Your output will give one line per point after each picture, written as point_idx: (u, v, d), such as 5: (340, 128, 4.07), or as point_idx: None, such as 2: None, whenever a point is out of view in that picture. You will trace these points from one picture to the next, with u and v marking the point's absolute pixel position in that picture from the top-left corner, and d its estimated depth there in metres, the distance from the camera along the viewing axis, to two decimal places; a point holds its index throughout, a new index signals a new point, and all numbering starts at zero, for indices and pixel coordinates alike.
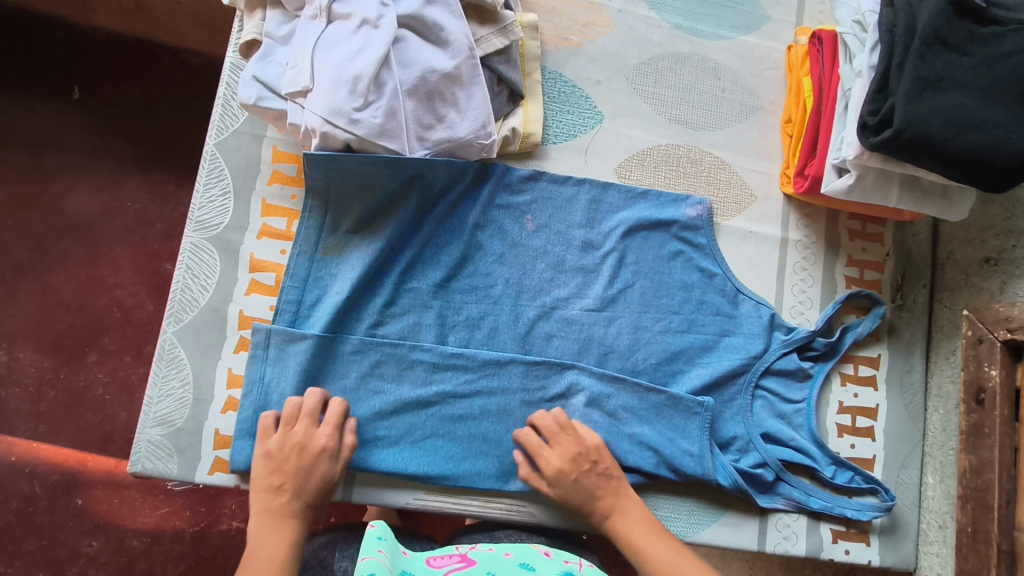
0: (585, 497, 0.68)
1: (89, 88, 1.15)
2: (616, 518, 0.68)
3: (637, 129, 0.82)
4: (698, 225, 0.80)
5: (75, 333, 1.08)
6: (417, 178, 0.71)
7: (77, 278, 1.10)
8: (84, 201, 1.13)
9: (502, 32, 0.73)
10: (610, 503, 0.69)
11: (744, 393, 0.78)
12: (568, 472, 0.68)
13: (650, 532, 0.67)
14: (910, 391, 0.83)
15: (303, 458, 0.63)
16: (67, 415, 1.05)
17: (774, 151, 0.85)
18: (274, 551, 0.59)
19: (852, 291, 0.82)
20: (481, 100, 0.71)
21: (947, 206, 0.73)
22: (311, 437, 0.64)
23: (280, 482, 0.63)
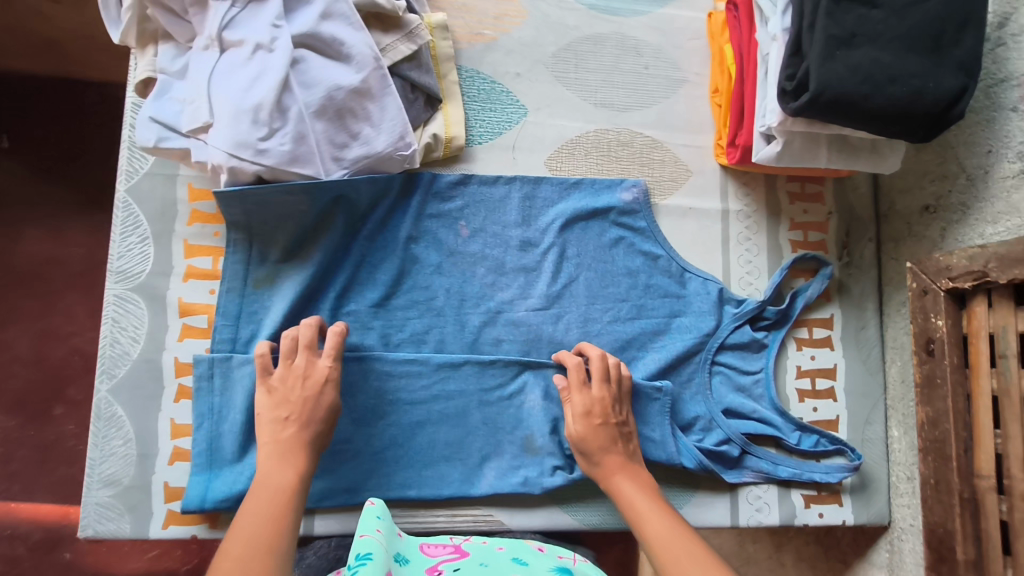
0: (606, 444, 0.67)
1: (12, 134, 1.10)
2: (620, 476, 0.66)
3: (564, 118, 0.80)
4: (635, 209, 0.79)
5: (37, 387, 1.05)
6: (341, 199, 0.69)
7: (32, 330, 1.07)
8: (29, 250, 1.09)
9: (408, 37, 0.71)
10: (620, 462, 0.66)
11: (701, 371, 0.78)
12: (595, 414, 0.68)
13: (647, 493, 0.64)
14: (867, 347, 0.83)
15: (308, 386, 0.63)
16: (41, 472, 1.03)
17: (705, 123, 0.83)
18: (284, 481, 0.58)
19: (798, 255, 0.82)
20: (395, 111, 0.69)
21: (879, 160, 0.71)
22: (312, 368, 0.64)
23: (288, 415, 0.62)
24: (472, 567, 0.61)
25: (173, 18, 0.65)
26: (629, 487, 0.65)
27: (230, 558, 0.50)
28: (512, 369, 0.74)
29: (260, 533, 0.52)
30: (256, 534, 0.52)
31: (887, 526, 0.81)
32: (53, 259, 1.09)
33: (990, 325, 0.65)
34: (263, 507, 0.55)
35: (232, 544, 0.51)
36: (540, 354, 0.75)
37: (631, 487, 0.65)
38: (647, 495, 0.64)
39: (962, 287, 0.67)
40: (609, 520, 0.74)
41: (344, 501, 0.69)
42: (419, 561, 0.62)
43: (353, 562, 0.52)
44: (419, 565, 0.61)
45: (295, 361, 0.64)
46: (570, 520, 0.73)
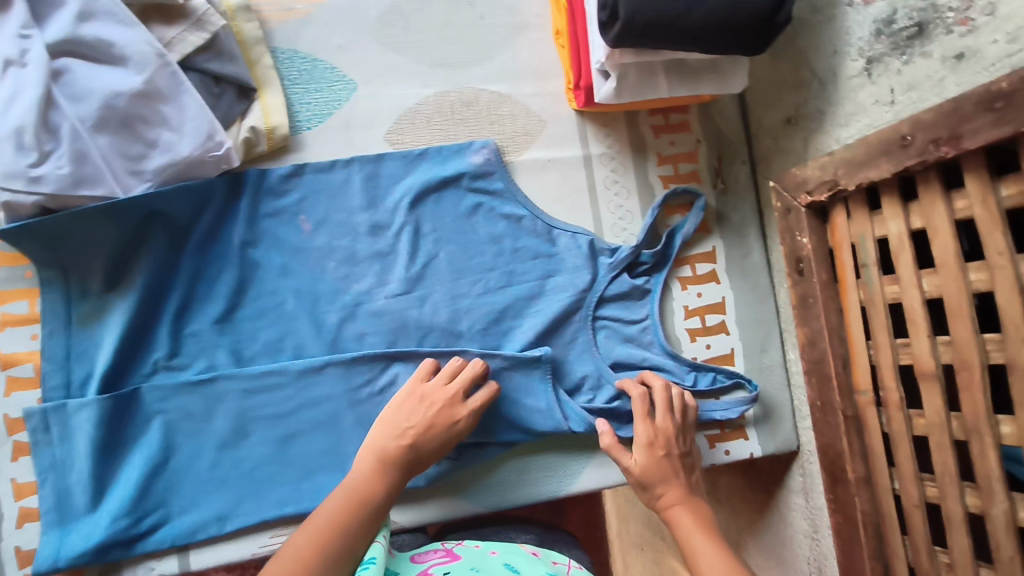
0: (665, 477, 0.65)
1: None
2: (678, 508, 0.64)
3: (398, 86, 0.74)
4: (489, 172, 0.74)
5: None
6: (156, 214, 0.64)
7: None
8: None
9: (197, 26, 0.64)
10: (678, 497, 0.64)
11: (584, 329, 0.75)
12: (657, 445, 0.66)
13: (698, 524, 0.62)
14: (753, 274, 0.81)
15: (439, 420, 0.64)
16: None
17: (553, 67, 0.78)
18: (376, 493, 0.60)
19: (669, 190, 0.78)
20: (195, 110, 0.63)
21: (723, 80, 0.67)
22: (454, 401, 0.65)
23: (410, 426, 0.63)
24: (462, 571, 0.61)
25: None
26: (685, 518, 0.63)
27: (294, 558, 0.54)
28: (379, 363, 0.70)
29: (332, 538, 0.56)
30: (325, 535, 0.56)
31: (797, 450, 0.81)
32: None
33: (850, 235, 0.63)
34: (333, 531, 0.56)
35: (301, 539, 0.55)
36: (408, 339, 0.71)
37: (689, 518, 0.63)
38: (701, 529, 0.61)
39: (820, 199, 0.64)
40: (504, 500, 0.72)
41: (217, 531, 0.66)
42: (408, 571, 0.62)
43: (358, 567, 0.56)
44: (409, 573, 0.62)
45: (449, 384, 0.66)
46: (466, 504, 0.71)
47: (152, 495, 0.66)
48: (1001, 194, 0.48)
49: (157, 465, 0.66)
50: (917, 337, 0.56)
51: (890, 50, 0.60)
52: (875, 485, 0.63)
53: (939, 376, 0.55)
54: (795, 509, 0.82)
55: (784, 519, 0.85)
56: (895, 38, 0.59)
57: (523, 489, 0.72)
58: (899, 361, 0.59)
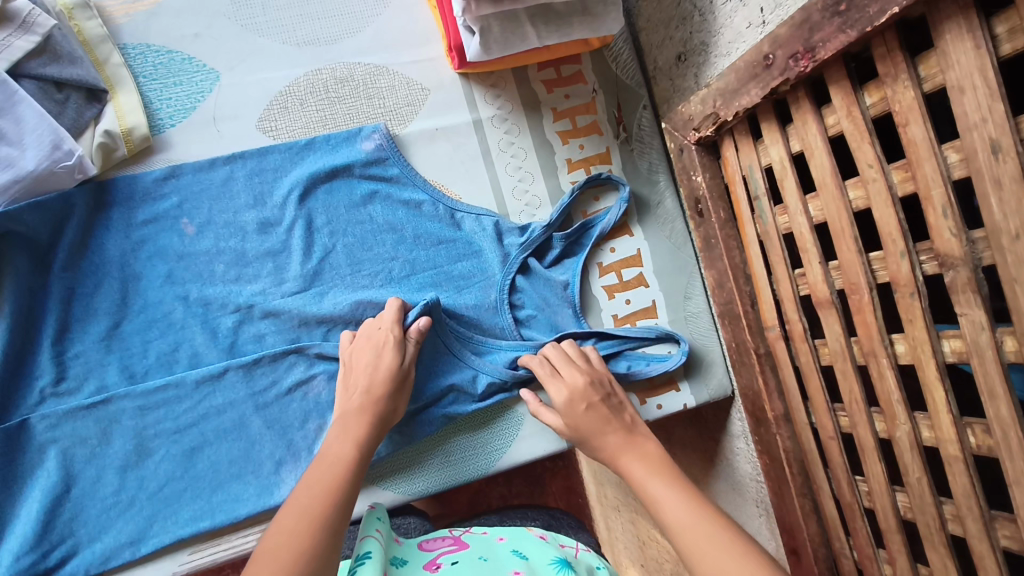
0: (599, 426, 0.61)
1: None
2: (625, 455, 0.59)
3: (264, 70, 0.70)
4: (383, 158, 0.71)
5: None
6: (11, 235, 0.61)
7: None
8: None
9: (24, 29, 0.60)
10: (622, 442, 0.60)
11: (503, 314, 0.71)
12: (577, 400, 0.63)
13: (660, 472, 0.55)
14: (668, 221, 0.78)
15: (381, 357, 0.62)
16: None
17: (430, 32, 0.74)
18: (344, 455, 0.55)
19: (591, 176, 0.75)
20: (36, 118, 0.59)
21: (595, 23, 0.65)
22: (380, 337, 0.63)
23: (356, 383, 0.61)
24: (471, 560, 0.58)
25: None
26: (636, 467, 0.57)
27: (283, 533, 0.46)
28: (281, 359, 0.66)
29: (315, 506, 0.49)
30: (309, 507, 0.49)
31: (732, 394, 0.77)
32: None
33: (741, 167, 0.60)
34: (319, 502, 0.50)
35: (283, 517, 0.48)
36: (314, 330, 0.67)
37: (643, 467, 0.56)
38: (658, 476, 0.55)
39: (708, 134, 0.61)
40: (434, 484, 0.68)
41: (132, 554, 0.61)
42: (418, 559, 0.59)
43: (354, 562, 0.52)
44: (417, 562, 0.59)
45: (372, 331, 0.64)
46: (392, 495, 0.67)
47: (55, 528, 0.60)
48: (866, 102, 0.45)
49: (59, 495, 0.61)
50: (810, 265, 0.53)
51: None
52: (794, 422, 0.61)
53: (834, 302, 0.52)
54: (740, 453, 0.78)
55: (733, 466, 0.80)
56: None
57: (455, 471, 0.69)
58: (800, 292, 0.56)
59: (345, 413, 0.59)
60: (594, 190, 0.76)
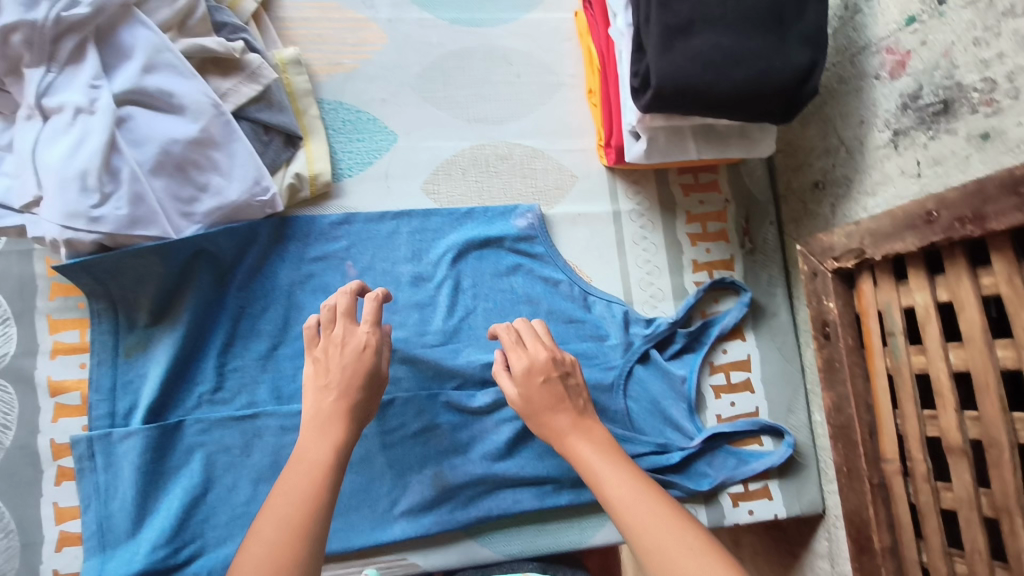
0: (553, 403, 0.63)
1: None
2: (572, 437, 0.61)
3: (437, 139, 0.77)
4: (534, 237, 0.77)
5: None
6: (202, 252, 0.67)
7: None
8: None
9: (250, 78, 0.68)
10: (570, 423, 0.62)
11: (618, 397, 0.76)
12: (536, 372, 0.64)
13: (608, 456, 0.59)
14: (780, 333, 0.81)
15: (356, 364, 0.61)
16: None
17: (585, 125, 0.81)
18: (322, 459, 0.56)
19: (715, 279, 0.79)
20: (245, 156, 0.66)
21: (750, 145, 0.69)
22: (351, 335, 0.62)
23: (328, 381, 0.60)
24: None
25: None
26: (583, 448, 0.60)
27: (264, 543, 0.49)
28: (412, 404, 0.71)
29: (302, 513, 0.52)
30: (290, 516, 0.51)
31: (823, 512, 0.79)
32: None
33: (877, 303, 0.63)
34: (303, 511, 0.52)
35: (263, 528, 0.51)
36: (448, 382, 0.73)
37: (586, 446, 0.60)
38: (602, 456, 0.59)
39: (847, 266, 0.65)
40: (527, 549, 0.71)
41: None
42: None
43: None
44: None
45: (335, 330, 0.63)
46: (487, 552, 0.71)
47: (188, 526, 0.65)
48: None
49: (197, 496, 0.65)
50: (945, 410, 0.55)
51: (915, 124, 0.61)
52: (902, 557, 0.61)
53: (967, 451, 0.53)
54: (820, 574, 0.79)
55: None
56: (922, 113, 0.60)
57: (549, 542, 0.71)
58: (927, 432, 0.58)
59: (318, 413, 0.58)
60: (716, 292, 0.80)
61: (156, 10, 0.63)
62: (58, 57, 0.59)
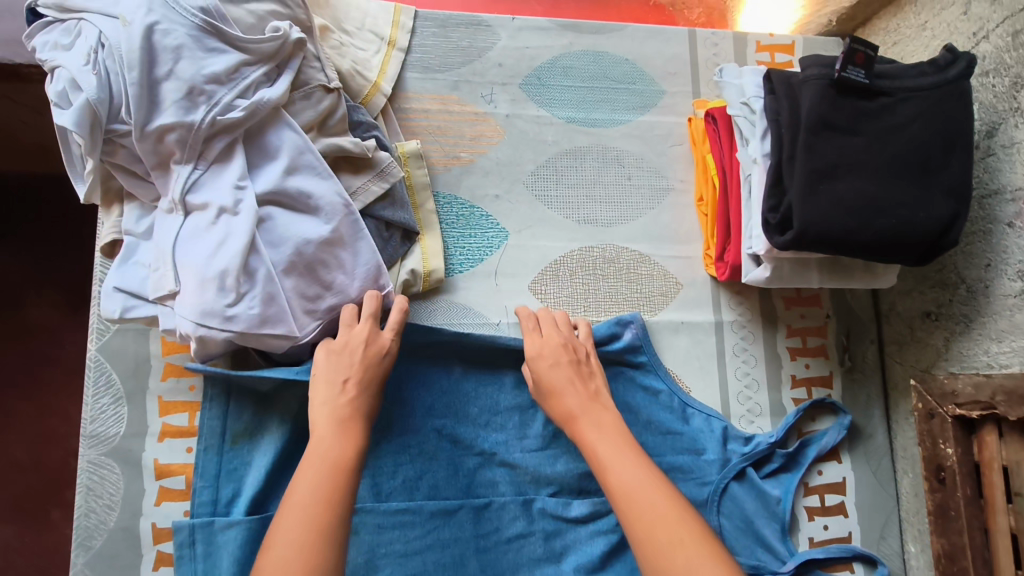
0: (563, 384, 0.65)
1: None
2: (581, 419, 0.62)
3: (547, 239, 0.78)
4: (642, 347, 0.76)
5: (33, 496, 1.01)
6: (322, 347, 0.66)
7: (27, 434, 1.03)
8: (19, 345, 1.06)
9: (380, 176, 0.69)
10: (581, 402, 0.63)
11: (711, 513, 0.74)
12: (546, 354, 0.67)
13: (613, 436, 0.60)
14: (875, 456, 0.80)
15: (373, 358, 0.62)
16: None
17: (692, 232, 0.81)
18: (342, 454, 0.55)
19: (817, 398, 0.79)
20: (369, 254, 0.66)
21: (873, 279, 0.69)
22: (374, 339, 0.63)
23: (346, 377, 0.61)
24: None
25: (137, 180, 0.63)
26: (590, 431, 0.61)
27: (292, 544, 0.48)
28: (509, 509, 0.70)
29: (319, 512, 0.51)
30: (313, 514, 0.50)
31: None
32: (45, 360, 1.05)
33: (1003, 457, 0.61)
34: (319, 508, 0.51)
35: (288, 524, 0.50)
36: (544, 488, 0.72)
37: (592, 430, 0.61)
38: (609, 439, 0.60)
39: (969, 415, 0.64)
40: None
41: None
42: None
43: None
44: None
45: (361, 329, 0.64)
46: None
47: None
48: None
49: None
50: None
51: None
52: None
53: None
54: None
55: None
56: None
57: None
58: None
59: (337, 415, 0.58)
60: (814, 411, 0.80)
61: (302, 110, 0.64)
62: (208, 155, 0.60)
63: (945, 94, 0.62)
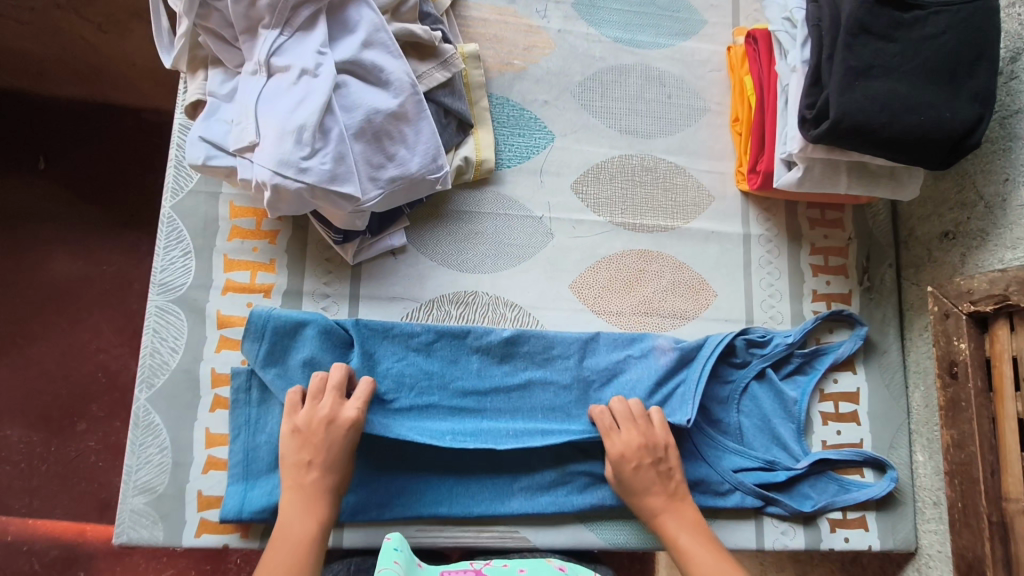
0: (647, 487, 0.67)
1: (53, 157, 1.17)
2: (665, 515, 0.67)
3: (590, 144, 0.83)
4: (689, 359, 0.75)
5: (62, 404, 1.10)
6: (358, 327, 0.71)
7: (61, 346, 1.13)
8: (68, 259, 1.16)
9: (443, 65, 0.74)
10: (664, 504, 0.67)
11: (732, 410, 0.79)
12: (629, 459, 0.68)
13: (698, 531, 0.66)
14: (889, 370, 0.84)
15: (340, 443, 0.63)
16: (26, 401, 1.10)
17: (726, 150, 0.86)
18: (303, 531, 0.60)
19: (834, 310, 0.83)
20: (429, 134, 0.71)
21: (897, 187, 0.74)
22: (336, 415, 0.64)
23: (310, 458, 0.63)
24: None
25: (224, 45, 0.68)
26: (673, 523, 0.67)
27: None
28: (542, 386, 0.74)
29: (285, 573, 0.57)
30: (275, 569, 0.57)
31: (914, 552, 0.81)
32: (85, 277, 1.15)
33: (1012, 348, 0.66)
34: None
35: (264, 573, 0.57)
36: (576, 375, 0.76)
37: (684, 534, 0.66)
38: (688, 530, 0.66)
39: (984, 310, 0.69)
40: (636, 540, 0.73)
41: (376, 515, 0.69)
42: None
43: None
44: None
45: (320, 403, 0.65)
46: (594, 537, 0.73)
47: None
48: None
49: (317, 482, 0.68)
50: None
51: None
52: None
53: None
54: None
55: None
56: None
57: (653, 536, 0.73)
58: None
59: (301, 487, 0.62)
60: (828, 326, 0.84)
61: None
62: (293, 23, 0.67)
63: (976, 9, 0.66)
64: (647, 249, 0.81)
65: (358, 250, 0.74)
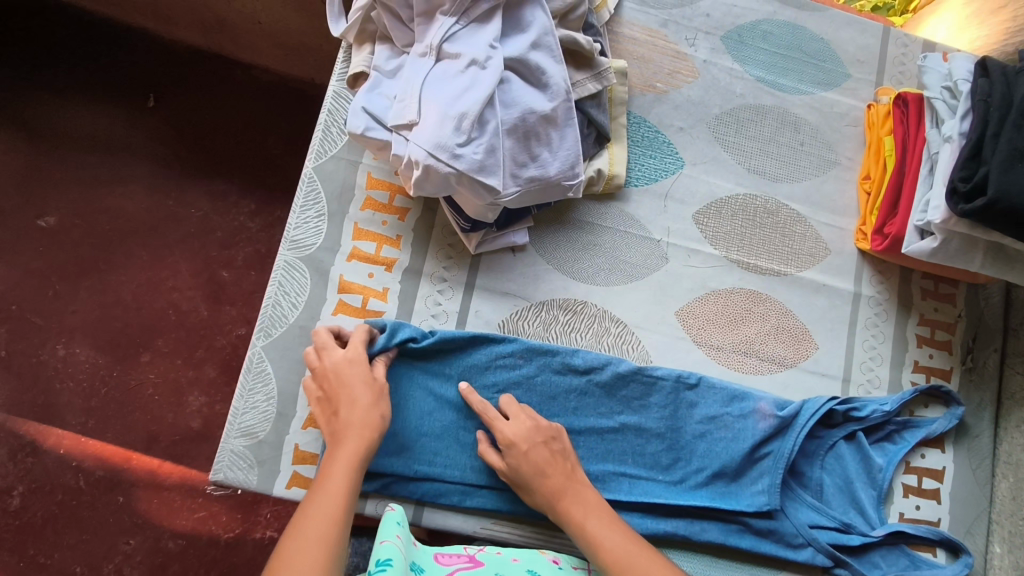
0: (542, 467, 0.66)
1: (164, 97, 1.20)
2: (567, 499, 0.65)
3: (717, 177, 0.83)
4: (787, 427, 0.75)
5: (131, 333, 1.10)
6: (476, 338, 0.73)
7: (138, 278, 1.13)
8: (158, 193, 1.17)
9: (596, 77, 0.75)
10: (560, 484, 0.65)
11: (817, 467, 0.78)
12: (519, 442, 0.66)
13: (604, 517, 0.64)
14: (977, 455, 0.82)
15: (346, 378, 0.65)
16: (97, 324, 1.10)
17: (850, 207, 0.85)
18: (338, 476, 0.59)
19: (931, 385, 0.81)
20: (572, 142, 0.72)
21: None
22: (342, 364, 0.66)
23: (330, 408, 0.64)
24: None
25: (398, 23, 0.71)
26: (574, 512, 0.64)
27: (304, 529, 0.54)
28: (636, 409, 0.75)
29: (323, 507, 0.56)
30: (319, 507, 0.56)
31: None
32: (172, 217, 1.16)
33: None
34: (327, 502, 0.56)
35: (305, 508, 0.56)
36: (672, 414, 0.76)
37: (591, 521, 0.63)
38: (594, 517, 0.64)
39: None
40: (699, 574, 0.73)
41: (458, 501, 0.70)
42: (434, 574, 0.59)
43: (371, 567, 0.53)
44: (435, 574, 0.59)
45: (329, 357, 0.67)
46: None
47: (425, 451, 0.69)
48: None
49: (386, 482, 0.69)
50: None
51: None
52: None
53: None
54: None
55: None
56: None
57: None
58: None
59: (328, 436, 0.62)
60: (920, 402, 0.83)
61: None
62: (471, 14, 0.69)
63: None
64: (757, 290, 0.81)
65: (481, 241, 0.76)
